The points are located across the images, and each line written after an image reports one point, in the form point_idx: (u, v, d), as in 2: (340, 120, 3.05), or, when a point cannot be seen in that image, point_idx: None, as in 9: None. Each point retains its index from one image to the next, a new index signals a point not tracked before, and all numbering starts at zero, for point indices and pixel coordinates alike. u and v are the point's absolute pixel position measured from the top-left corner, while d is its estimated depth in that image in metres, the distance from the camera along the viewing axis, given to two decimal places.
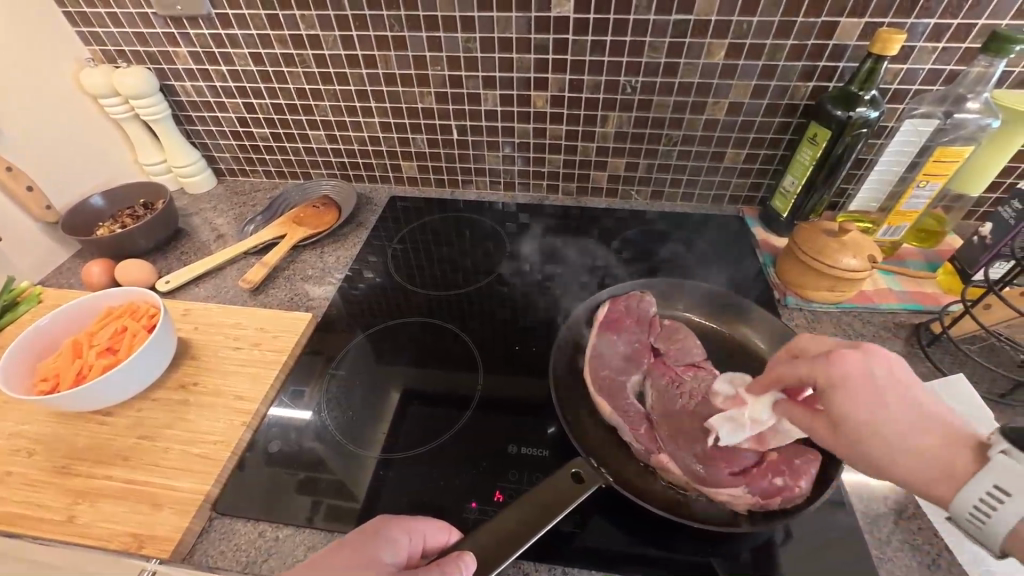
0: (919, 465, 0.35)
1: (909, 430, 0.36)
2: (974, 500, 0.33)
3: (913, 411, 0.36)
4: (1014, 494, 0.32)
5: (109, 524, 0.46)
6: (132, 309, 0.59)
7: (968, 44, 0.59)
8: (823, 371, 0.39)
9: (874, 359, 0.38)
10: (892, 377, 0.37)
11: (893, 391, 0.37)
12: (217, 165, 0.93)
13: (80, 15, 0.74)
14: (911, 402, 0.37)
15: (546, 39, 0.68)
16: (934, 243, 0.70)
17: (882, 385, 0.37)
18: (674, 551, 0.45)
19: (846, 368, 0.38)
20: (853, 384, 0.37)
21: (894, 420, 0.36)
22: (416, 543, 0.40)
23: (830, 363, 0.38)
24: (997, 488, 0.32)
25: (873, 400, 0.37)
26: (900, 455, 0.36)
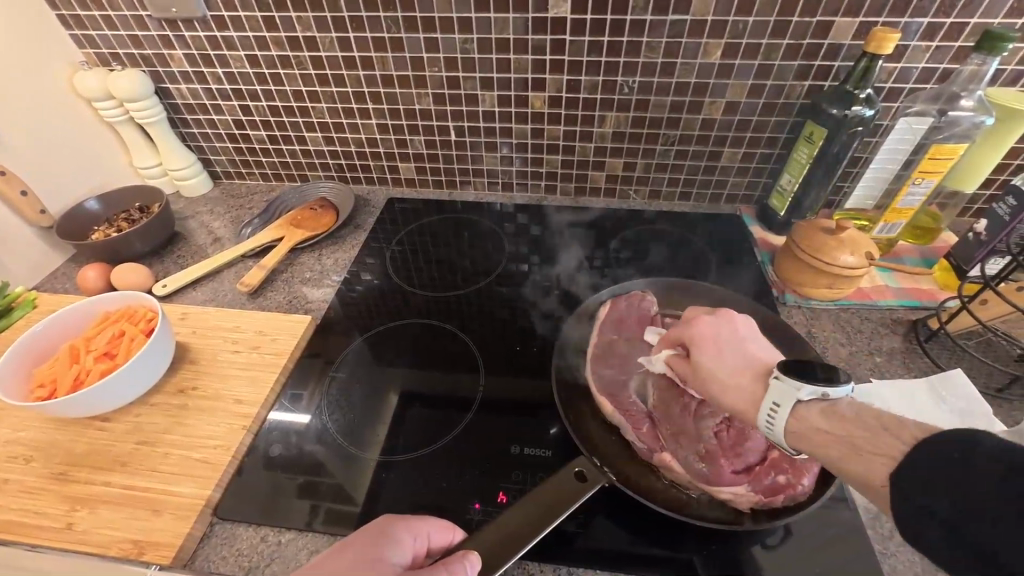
0: (735, 395, 0.41)
1: (729, 371, 0.42)
2: (764, 417, 0.38)
3: (742, 353, 0.43)
4: (783, 404, 0.37)
5: (108, 531, 0.46)
6: (130, 313, 0.59)
7: (961, 43, 0.59)
8: (689, 335, 0.46)
9: (723, 321, 0.46)
10: (735, 334, 0.45)
11: (731, 342, 0.44)
12: (213, 168, 0.92)
13: (74, 17, 0.74)
14: (743, 351, 0.43)
15: (543, 40, 0.68)
16: (929, 240, 0.71)
17: (722, 340, 0.45)
18: (679, 550, 0.45)
19: (701, 330, 0.46)
20: (702, 337, 0.45)
21: (723, 362, 0.43)
22: (420, 543, 0.39)
23: (692, 326, 0.47)
24: (771, 403, 0.38)
25: (713, 352, 0.44)
26: (722, 386, 0.42)
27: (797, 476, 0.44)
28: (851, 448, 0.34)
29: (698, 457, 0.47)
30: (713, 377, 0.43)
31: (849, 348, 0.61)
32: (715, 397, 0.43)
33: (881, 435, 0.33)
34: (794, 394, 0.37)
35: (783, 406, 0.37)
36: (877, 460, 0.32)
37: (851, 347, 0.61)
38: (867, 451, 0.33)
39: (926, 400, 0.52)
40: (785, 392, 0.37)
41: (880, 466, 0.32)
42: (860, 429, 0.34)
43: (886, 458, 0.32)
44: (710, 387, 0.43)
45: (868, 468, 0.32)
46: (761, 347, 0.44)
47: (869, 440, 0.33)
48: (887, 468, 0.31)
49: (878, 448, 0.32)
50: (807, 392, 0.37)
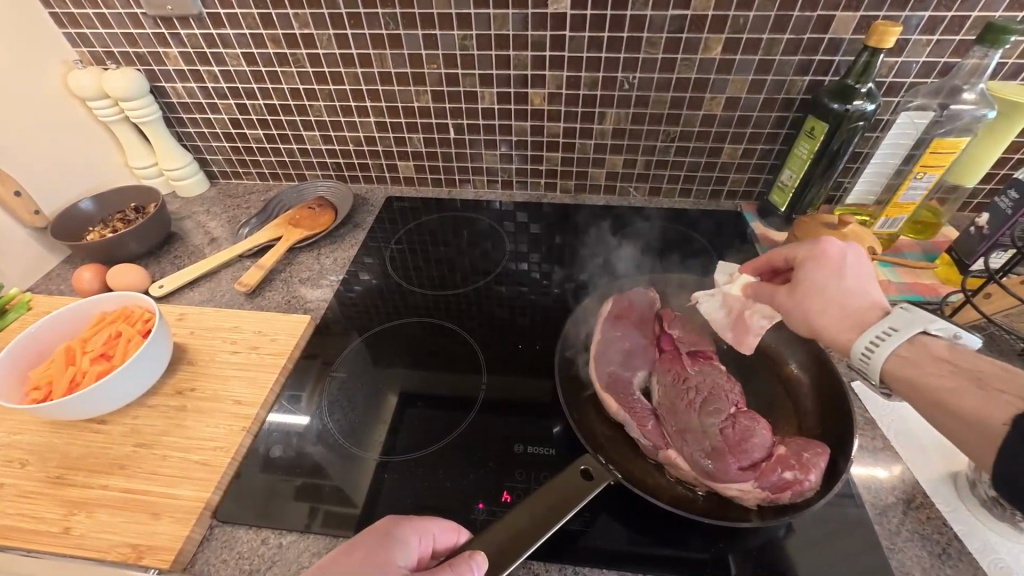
0: (841, 319, 0.46)
1: (843, 297, 0.46)
2: (871, 336, 0.43)
3: (860, 283, 0.46)
4: (900, 330, 0.43)
5: (107, 535, 0.45)
6: (126, 314, 0.58)
7: (962, 36, 0.59)
8: (812, 253, 0.48)
9: (852, 249, 0.48)
10: (860, 265, 0.47)
11: (855, 271, 0.47)
12: (210, 168, 0.92)
13: (67, 15, 0.73)
14: (861, 280, 0.46)
15: (542, 36, 0.67)
16: (930, 235, 0.71)
17: (846, 268, 0.47)
18: (685, 548, 0.44)
19: (828, 251, 0.48)
20: (827, 261, 0.47)
21: (843, 287, 0.46)
22: (426, 544, 0.39)
23: (817, 247, 0.48)
24: (890, 328, 0.43)
25: (834, 274, 0.47)
26: (829, 309, 0.47)
27: (805, 471, 0.44)
28: (976, 386, 0.38)
29: (704, 453, 0.47)
30: (825, 297, 0.47)
31: None
32: (814, 318, 0.47)
33: (1011, 378, 0.37)
34: (921, 324, 0.42)
35: (904, 331, 0.43)
36: (1003, 397, 0.36)
37: None
38: (995, 391, 0.37)
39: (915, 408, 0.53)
40: (912, 320, 0.43)
41: (1006, 407, 0.36)
42: (989, 370, 0.39)
43: (1014, 398, 0.36)
44: (814, 307, 0.47)
45: (992, 402, 0.37)
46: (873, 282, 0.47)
47: (1001, 381, 0.37)
48: (1014, 407, 0.35)
49: (1008, 387, 0.37)
50: (935, 329, 0.42)
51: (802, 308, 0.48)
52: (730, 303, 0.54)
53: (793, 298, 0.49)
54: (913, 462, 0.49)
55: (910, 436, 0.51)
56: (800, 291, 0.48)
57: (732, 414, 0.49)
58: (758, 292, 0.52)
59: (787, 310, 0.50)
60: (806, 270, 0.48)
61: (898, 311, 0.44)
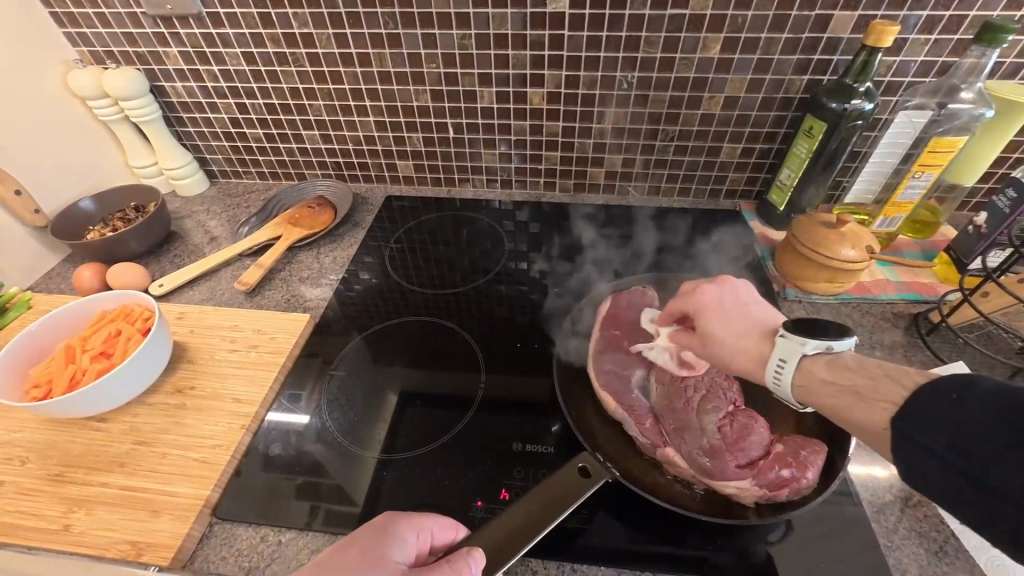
0: (741, 357, 0.44)
1: (736, 334, 0.45)
2: (771, 370, 0.41)
3: (745, 318, 0.46)
4: (788, 360, 0.41)
5: (107, 532, 0.45)
6: (126, 313, 0.58)
7: (960, 35, 0.59)
8: (693, 305, 0.49)
9: (724, 288, 0.48)
10: (738, 301, 0.47)
11: (735, 308, 0.47)
12: (210, 167, 0.92)
13: (67, 15, 0.73)
14: (748, 315, 0.46)
15: (541, 35, 0.68)
16: (929, 235, 0.71)
17: (728, 307, 0.47)
18: (684, 546, 0.45)
19: (703, 299, 0.48)
20: (708, 306, 0.48)
21: (732, 327, 0.46)
22: (424, 541, 0.39)
23: (694, 296, 0.49)
24: (778, 360, 0.41)
25: (719, 319, 0.46)
26: (732, 351, 0.45)
27: (803, 470, 0.44)
28: (858, 398, 0.37)
29: (701, 451, 0.47)
30: (720, 341, 0.46)
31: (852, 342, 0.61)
32: (725, 361, 0.45)
33: (882, 383, 0.36)
34: (800, 349, 0.40)
35: (790, 361, 0.40)
36: (878, 405, 0.35)
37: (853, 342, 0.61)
38: (868, 397, 0.36)
39: None
40: (789, 347, 0.41)
41: (881, 411, 0.35)
42: (863, 379, 0.37)
43: (887, 403, 0.35)
44: (714, 353, 0.46)
45: (869, 411, 0.36)
46: (763, 309, 0.46)
47: (871, 388, 0.36)
48: (887, 412, 0.35)
49: (880, 394, 0.36)
50: (810, 348, 0.40)
51: (711, 353, 0.47)
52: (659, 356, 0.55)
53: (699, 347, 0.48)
54: None
55: None
56: (700, 338, 0.48)
57: (730, 413, 0.49)
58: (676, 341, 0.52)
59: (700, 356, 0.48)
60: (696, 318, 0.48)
61: (777, 339, 0.42)
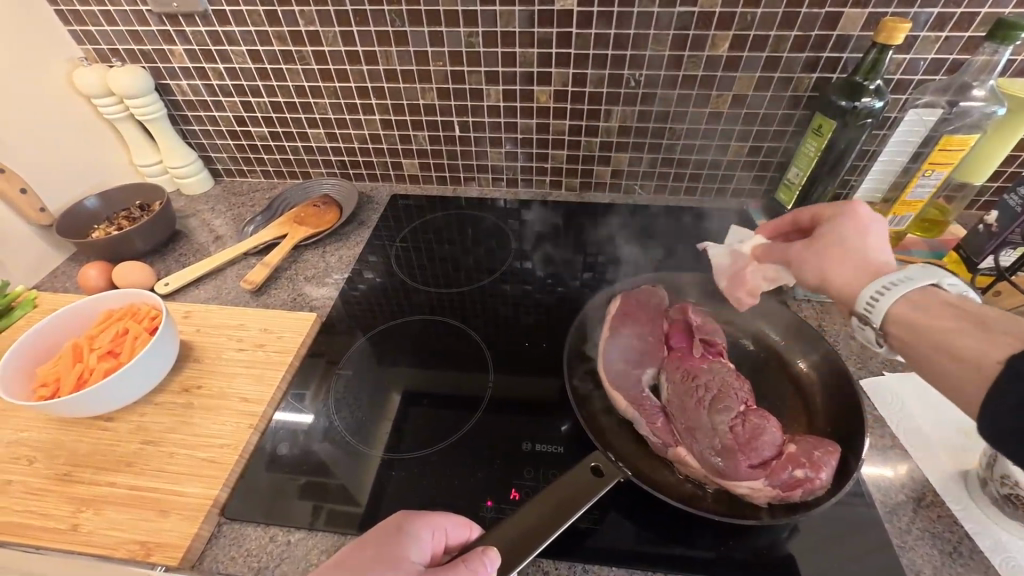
0: (851, 268, 0.45)
1: (857, 251, 0.46)
2: (885, 282, 0.42)
3: (879, 244, 0.46)
4: (913, 277, 0.42)
5: (115, 532, 0.45)
6: (133, 312, 0.58)
7: (971, 33, 0.59)
8: (837, 210, 0.49)
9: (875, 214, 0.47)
10: (881, 230, 0.47)
11: (875, 235, 0.47)
12: (214, 166, 0.91)
13: (73, 13, 0.73)
14: (882, 242, 0.46)
15: (548, 34, 0.67)
16: (937, 234, 0.70)
17: (873, 229, 0.47)
18: (695, 547, 0.44)
19: (852, 212, 0.47)
20: (847, 220, 0.47)
21: (863, 243, 0.46)
22: (438, 540, 0.39)
23: (841, 208, 0.48)
24: (903, 276, 0.42)
25: (856, 230, 0.47)
26: (843, 262, 0.46)
27: (816, 470, 0.44)
28: (980, 328, 0.37)
29: (714, 450, 0.46)
30: (844, 248, 0.46)
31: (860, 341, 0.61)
32: (827, 269, 0.47)
33: (1012, 322, 0.37)
34: (935, 277, 0.42)
35: (918, 279, 0.41)
36: (1004, 337, 0.36)
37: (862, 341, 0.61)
38: (996, 331, 0.36)
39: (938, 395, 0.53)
40: (926, 272, 0.42)
41: (1005, 346, 0.35)
42: (993, 315, 0.38)
43: (1015, 338, 0.35)
44: (830, 256, 0.47)
45: (994, 343, 0.36)
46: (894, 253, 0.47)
47: (1003, 323, 0.37)
48: (1013, 346, 0.35)
49: (1010, 328, 0.36)
50: (949, 283, 0.41)
51: (818, 260, 0.48)
52: (743, 260, 0.58)
53: (810, 251, 0.49)
54: (923, 460, 0.49)
55: (920, 434, 0.51)
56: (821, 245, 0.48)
57: (742, 412, 0.49)
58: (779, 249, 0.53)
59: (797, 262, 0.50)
60: (826, 228, 0.48)
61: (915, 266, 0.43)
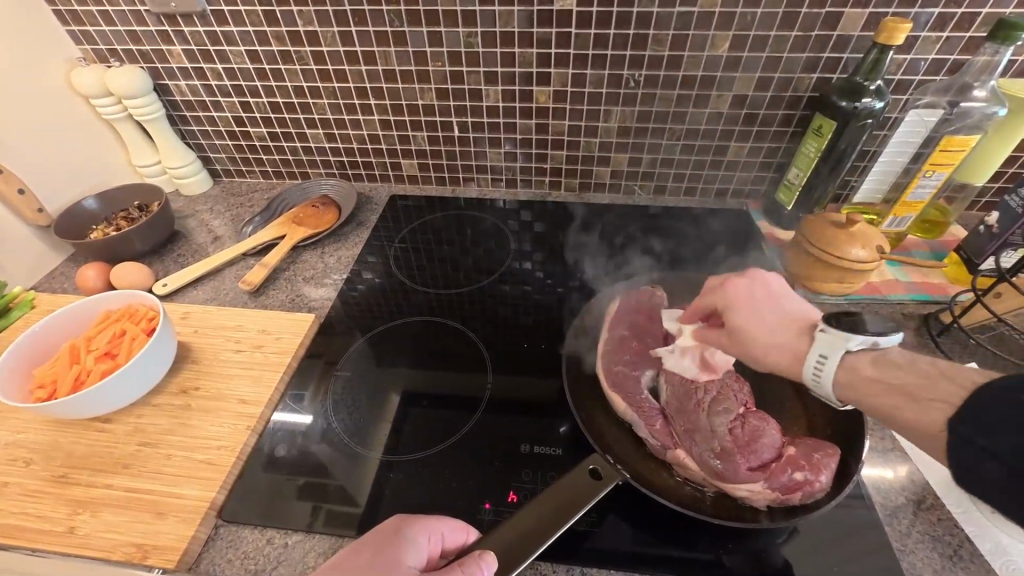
0: (778, 353, 0.44)
1: (770, 330, 0.45)
2: (812, 363, 0.42)
3: (779, 313, 0.46)
4: (830, 355, 0.41)
5: (112, 535, 0.45)
6: (131, 313, 0.57)
7: (973, 33, 0.59)
8: (723, 299, 0.49)
9: (757, 282, 0.49)
10: (769, 293, 0.48)
11: (767, 301, 0.47)
12: (213, 166, 0.91)
13: (71, 13, 0.72)
14: (780, 308, 0.46)
15: (548, 33, 0.67)
16: (937, 235, 0.70)
17: (760, 301, 0.47)
18: (694, 549, 0.44)
19: (735, 293, 0.49)
20: (738, 301, 0.48)
21: (763, 323, 0.46)
22: (435, 544, 0.39)
23: (725, 291, 0.49)
24: (820, 355, 0.42)
25: (749, 314, 0.47)
26: (766, 347, 0.45)
27: (816, 472, 0.43)
28: (908, 398, 0.37)
29: (713, 453, 0.46)
30: (750, 338, 0.46)
31: None
32: (755, 357, 0.46)
33: (936, 381, 0.37)
34: (843, 344, 0.41)
35: (832, 357, 0.41)
36: (933, 405, 0.35)
37: None
38: (924, 398, 0.36)
39: None
40: (833, 343, 0.41)
41: (937, 412, 0.35)
42: (914, 378, 0.38)
43: (942, 404, 0.35)
44: (749, 346, 0.46)
45: (925, 412, 0.36)
46: (798, 302, 0.47)
47: (926, 388, 0.37)
48: (943, 414, 0.35)
49: (932, 394, 0.36)
50: (856, 344, 0.40)
51: (741, 348, 0.47)
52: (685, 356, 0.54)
53: (729, 343, 0.48)
54: (924, 462, 0.49)
55: None
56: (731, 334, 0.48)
57: (741, 414, 0.48)
58: (701, 338, 0.52)
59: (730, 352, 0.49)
60: (727, 315, 0.48)
61: (819, 333, 0.42)
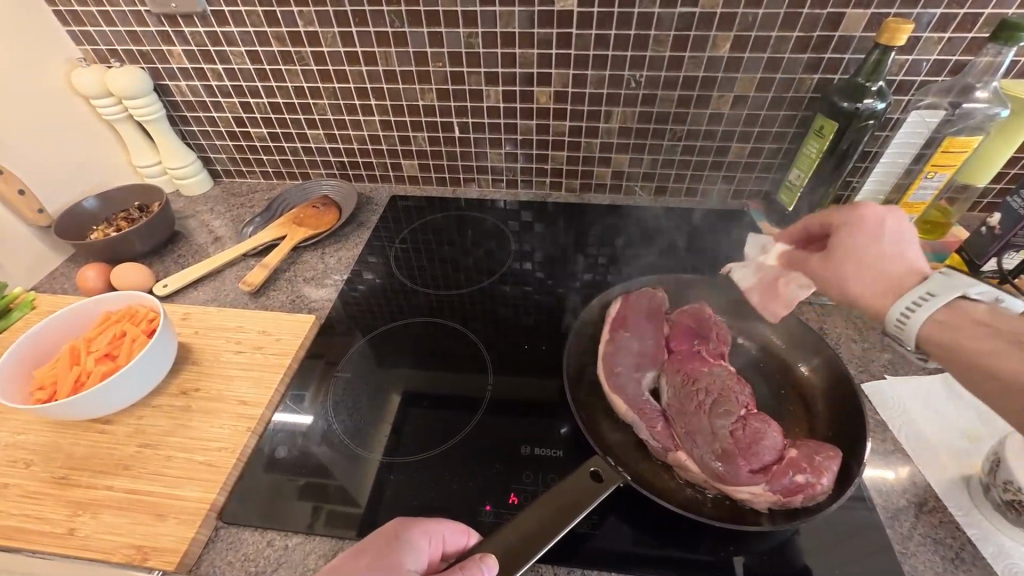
0: (877, 286, 0.44)
1: (881, 264, 0.44)
2: (910, 301, 0.41)
3: (899, 251, 0.44)
4: (939, 293, 0.41)
5: (112, 536, 0.45)
6: (130, 314, 0.57)
7: (975, 34, 0.59)
8: (851, 215, 0.45)
9: (898, 208, 0.44)
10: (903, 227, 0.44)
11: (896, 235, 0.44)
12: (213, 167, 0.91)
13: (72, 13, 0.72)
14: (903, 246, 0.44)
15: (549, 34, 0.67)
16: (939, 236, 0.69)
17: (890, 233, 0.44)
18: (695, 552, 0.44)
19: (868, 214, 0.44)
20: (868, 224, 0.44)
21: (879, 255, 0.44)
22: (436, 546, 0.39)
23: (859, 209, 0.45)
24: (927, 292, 0.41)
25: (870, 238, 0.44)
26: (869, 278, 0.44)
27: (817, 475, 0.43)
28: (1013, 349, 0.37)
29: (715, 456, 0.46)
30: (860, 262, 0.44)
31: (862, 344, 0.60)
32: (849, 285, 0.45)
33: None
34: (961, 289, 0.40)
35: (942, 295, 0.40)
36: None
37: (863, 344, 0.60)
38: None
39: (937, 398, 0.53)
40: (950, 285, 0.41)
41: None
42: None
43: None
44: (852, 272, 0.45)
45: None
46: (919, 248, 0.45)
47: None
48: None
49: None
50: (975, 292, 0.40)
51: (837, 274, 0.46)
52: (765, 273, 0.54)
53: (827, 266, 0.46)
54: (926, 464, 0.48)
55: (921, 438, 0.50)
56: (836, 259, 0.46)
57: (742, 416, 0.48)
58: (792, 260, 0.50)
59: (819, 276, 0.47)
60: (845, 236, 0.45)
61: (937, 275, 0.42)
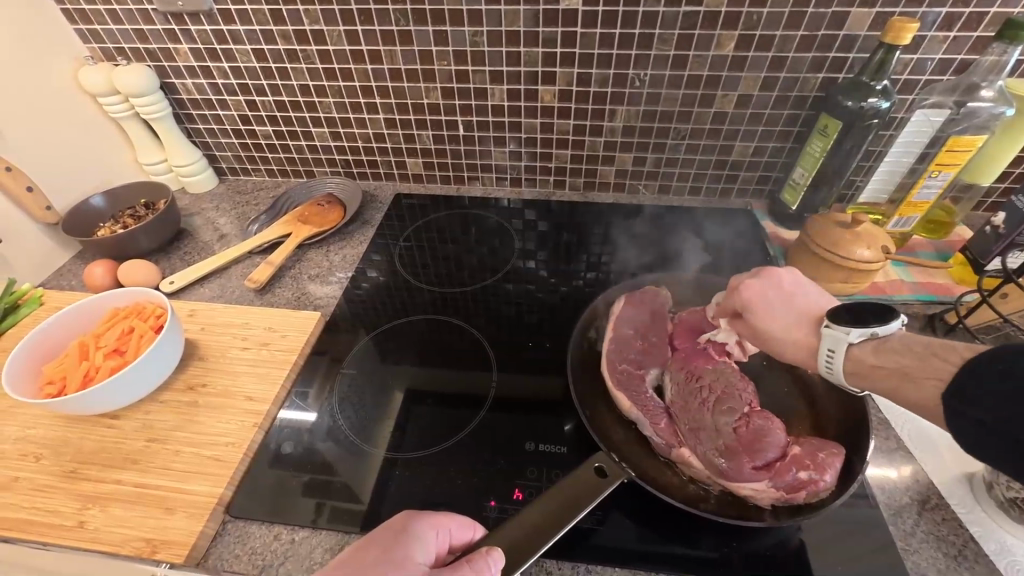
0: (797, 351, 0.46)
1: (784, 330, 0.46)
2: (823, 360, 0.43)
3: (793, 312, 0.47)
4: (836, 350, 0.42)
5: (122, 529, 0.45)
6: (139, 310, 0.58)
7: (980, 33, 0.59)
8: (738, 301, 0.49)
9: (769, 278, 0.48)
10: (782, 291, 0.48)
11: (779, 301, 0.47)
12: (218, 164, 0.92)
13: (79, 12, 0.73)
14: (795, 308, 0.47)
15: (553, 33, 0.67)
16: (944, 235, 0.70)
17: (774, 302, 0.47)
18: (698, 547, 0.44)
19: (747, 296, 0.49)
20: (753, 301, 0.48)
21: (779, 324, 0.47)
22: (443, 539, 0.39)
23: (739, 292, 0.49)
24: (826, 350, 0.42)
25: (763, 315, 0.47)
26: (787, 347, 0.46)
27: (819, 472, 0.43)
28: (906, 380, 0.38)
29: (717, 451, 0.46)
30: (768, 339, 0.47)
31: None
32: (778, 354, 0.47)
33: (929, 360, 0.37)
34: (845, 339, 0.41)
35: (837, 351, 0.42)
36: (929, 382, 0.37)
37: None
38: (919, 376, 0.37)
39: None
40: (834, 340, 0.42)
41: (932, 389, 0.36)
42: (911, 361, 0.38)
43: (937, 381, 0.36)
44: (771, 345, 0.47)
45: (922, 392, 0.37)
46: (813, 296, 0.47)
47: (919, 368, 0.38)
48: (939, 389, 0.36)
49: (927, 372, 0.37)
50: (857, 336, 0.41)
51: (763, 347, 0.48)
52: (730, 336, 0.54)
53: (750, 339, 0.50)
54: (928, 462, 0.49)
55: (924, 435, 0.51)
56: (750, 333, 0.49)
57: (746, 414, 0.49)
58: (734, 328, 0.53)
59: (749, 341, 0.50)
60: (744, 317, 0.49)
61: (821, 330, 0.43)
